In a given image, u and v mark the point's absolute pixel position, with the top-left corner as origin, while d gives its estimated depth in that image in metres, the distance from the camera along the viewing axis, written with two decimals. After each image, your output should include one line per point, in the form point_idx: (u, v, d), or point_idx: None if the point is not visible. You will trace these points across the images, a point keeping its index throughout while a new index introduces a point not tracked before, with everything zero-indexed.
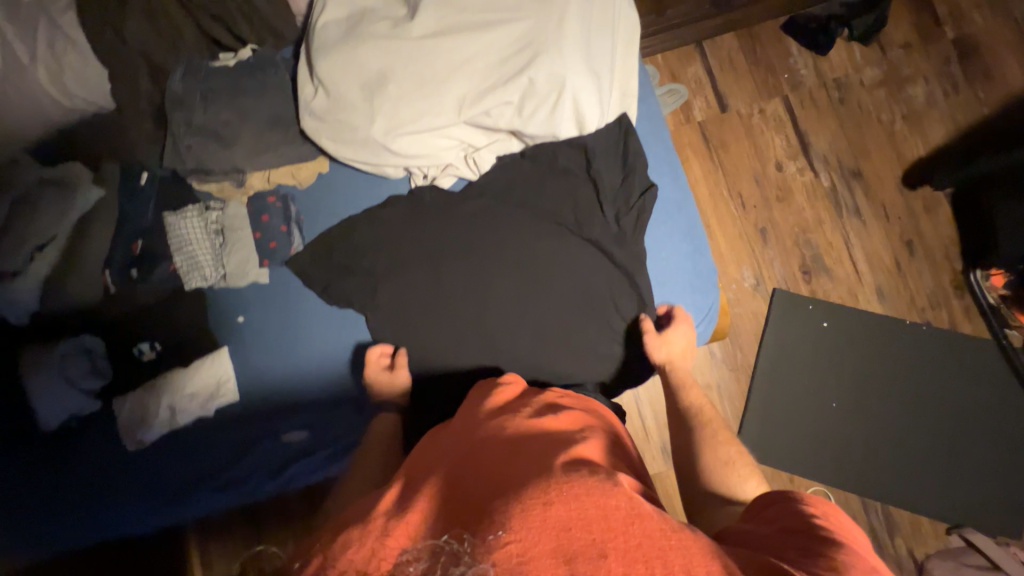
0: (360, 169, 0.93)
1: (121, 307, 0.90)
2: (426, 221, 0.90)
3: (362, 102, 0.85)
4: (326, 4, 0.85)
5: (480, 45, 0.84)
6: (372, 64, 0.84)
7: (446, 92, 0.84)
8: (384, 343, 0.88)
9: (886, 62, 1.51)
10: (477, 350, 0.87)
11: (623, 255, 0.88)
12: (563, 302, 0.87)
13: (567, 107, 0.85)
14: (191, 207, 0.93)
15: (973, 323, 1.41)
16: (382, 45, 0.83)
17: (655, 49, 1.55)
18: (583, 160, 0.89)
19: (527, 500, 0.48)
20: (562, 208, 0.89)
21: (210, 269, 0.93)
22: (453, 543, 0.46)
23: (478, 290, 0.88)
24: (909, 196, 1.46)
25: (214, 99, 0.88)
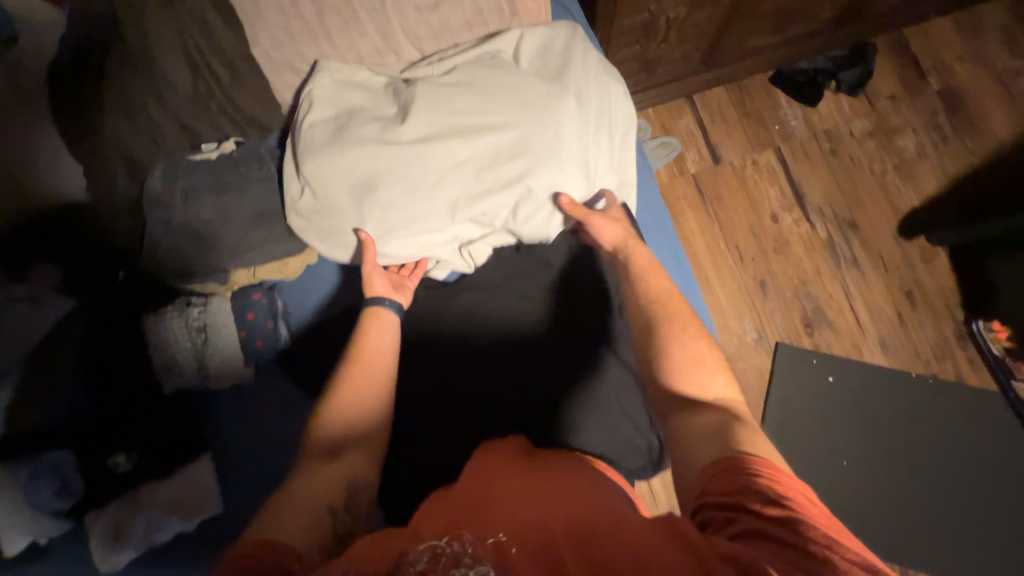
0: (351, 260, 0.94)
1: (95, 420, 0.83)
2: (423, 307, 0.91)
3: (352, 203, 0.85)
4: (314, 106, 0.85)
5: (473, 150, 0.84)
6: (365, 167, 0.83)
7: (439, 195, 0.84)
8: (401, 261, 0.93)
9: (875, 113, 1.52)
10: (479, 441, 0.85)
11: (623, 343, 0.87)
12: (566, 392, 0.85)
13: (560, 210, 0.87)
14: (172, 305, 0.87)
15: (980, 375, 1.39)
16: (374, 148, 0.83)
17: (646, 104, 1.54)
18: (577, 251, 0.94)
19: (528, 523, 0.52)
20: (557, 293, 0.91)
21: (190, 372, 0.87)
22: (454, 544, 0.48)
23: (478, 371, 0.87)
24: (907, 246, 1.46)
25: (195, 198, 0.86)
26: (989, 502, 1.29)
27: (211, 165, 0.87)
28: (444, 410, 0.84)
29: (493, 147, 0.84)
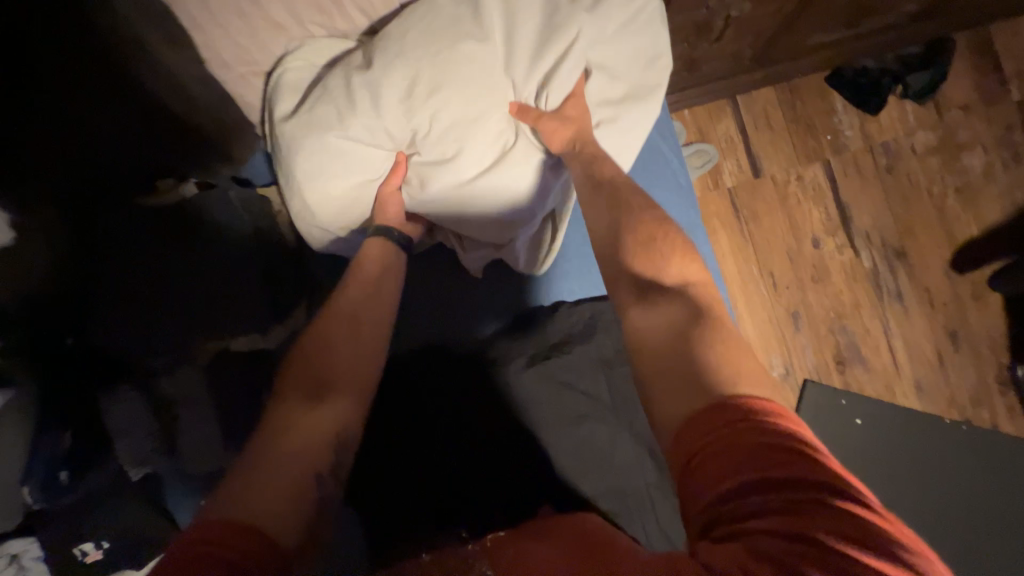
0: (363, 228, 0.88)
1: (54, 514, 0.73)
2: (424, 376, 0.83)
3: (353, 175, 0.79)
4: (283, 79, 0.75)
5: (469, 100, 0.74)
6: (358, 148, 0.77)
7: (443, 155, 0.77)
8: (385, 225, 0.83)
9: (942, 125, 1.34)
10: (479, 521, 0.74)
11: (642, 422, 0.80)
12: (579, 464, 0.78)
13: None
14: (126, 384, 0.73)
15: (1016, 423, 1.31)
16: (360, 117, 0.74)
17: (683, 104, 1.34)
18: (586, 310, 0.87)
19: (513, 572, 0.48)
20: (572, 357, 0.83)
21: (154, 455, 0.75)
22: None
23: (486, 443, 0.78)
24: (958, 280, 1.33)
25: (155, 255, 0.73)
26: None
27: (178, 212, 0.75)
28: (452, 483, 0.77)
29: (495, 96, 0.75)
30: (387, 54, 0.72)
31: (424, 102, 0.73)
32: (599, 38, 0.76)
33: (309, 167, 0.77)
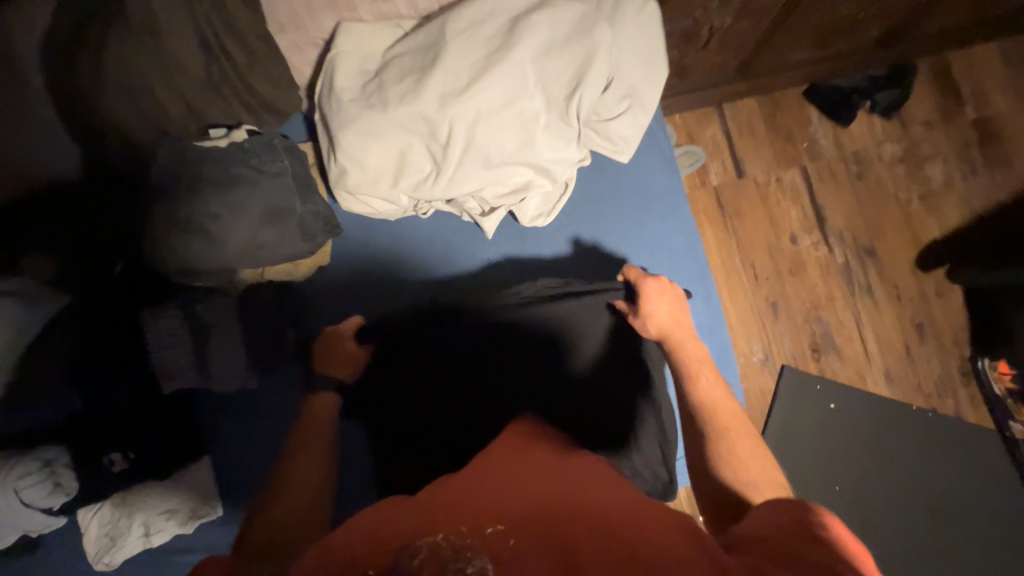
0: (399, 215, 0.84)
1: (88, 419, 0.79)
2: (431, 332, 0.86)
3: (397, 161, 0.75)
4: (335, 62, 0.72)
5: (522, 80, 0.71)
6: (402, 128, 0.72)
7: (492, 136, 0.73)
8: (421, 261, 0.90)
9: (907, 138, 1.48)
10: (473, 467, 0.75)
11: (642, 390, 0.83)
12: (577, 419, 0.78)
13: (624, 131, 0.81)
14: (170, 307, 0.80)
15: (978, 412, 1.40)
16: (410, 99, 0.70)
17: (674, 109, 1.48)
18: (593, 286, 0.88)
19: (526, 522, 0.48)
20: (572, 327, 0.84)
21: (189, 372, 0.82)
22: (453, 539, 0.46)
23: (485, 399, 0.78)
24: (922, 278, 1.44)
25: (202, 190, 0.78)
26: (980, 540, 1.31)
27: (225, 155, 0.80)
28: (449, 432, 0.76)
29: (552, 76, 0.72)
30: (444, 39, 0.70)
31: (476, 82, 0.69)
32: (648, 29, 0.76)
33: (353, 154, 0.73)
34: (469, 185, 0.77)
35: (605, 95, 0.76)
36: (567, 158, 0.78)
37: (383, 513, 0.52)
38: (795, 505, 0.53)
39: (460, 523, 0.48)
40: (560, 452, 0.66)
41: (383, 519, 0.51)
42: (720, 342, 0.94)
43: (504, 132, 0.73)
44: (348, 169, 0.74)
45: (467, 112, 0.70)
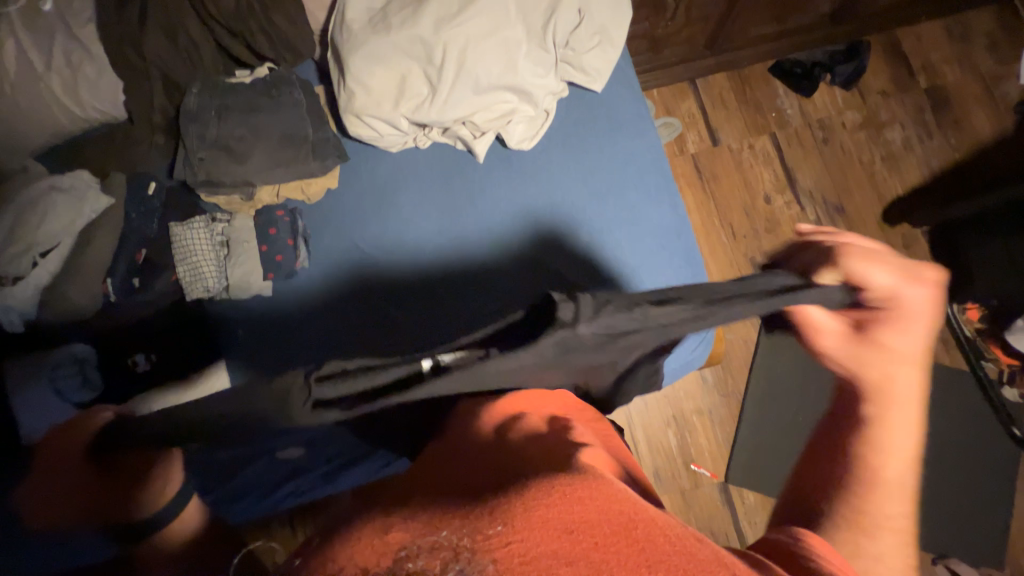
0: (397, 142, 0.95)
1: (120, 318, 0.89)
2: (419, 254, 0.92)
3: (397, 83, 0.87)
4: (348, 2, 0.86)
5: (504, 11, 0.85)
6: (402, 53, 0.85)
7: (478, 59, 0.86)
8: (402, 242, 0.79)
9: (866, 106, 1.62)
10: None
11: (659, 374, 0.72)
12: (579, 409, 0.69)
13: (594, 64, 0.94)
14: (197, 218, 0.92)
15: (951, 356, 1.47)
16: (409, 27, 0.84)
17: (651, 84, 1.62)
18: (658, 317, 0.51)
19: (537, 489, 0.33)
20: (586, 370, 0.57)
21: (214, 279, 0.91)
22: (453, 534, 0.30)
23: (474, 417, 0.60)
24: (890, 232, 1.54)
25: (228, 116, 0.90)
26: (950, 472, 1.39)
27: (248, 88, 0.92)
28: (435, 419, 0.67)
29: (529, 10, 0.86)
30: None
31: (465, 11, 0.84)
32: None
33: (360, 77, 0.86)
34: (459, 107, 0.89)
35: (577, 30, 0.91)
36: (544, 84, 0.91)
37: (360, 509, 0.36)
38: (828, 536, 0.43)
39: (465, 510, 0.33)
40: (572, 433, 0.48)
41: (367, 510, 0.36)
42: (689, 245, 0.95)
43: (491, 57, 0.86)
44: (356, 92, 0.87)
45: (459, 38, 0.84)
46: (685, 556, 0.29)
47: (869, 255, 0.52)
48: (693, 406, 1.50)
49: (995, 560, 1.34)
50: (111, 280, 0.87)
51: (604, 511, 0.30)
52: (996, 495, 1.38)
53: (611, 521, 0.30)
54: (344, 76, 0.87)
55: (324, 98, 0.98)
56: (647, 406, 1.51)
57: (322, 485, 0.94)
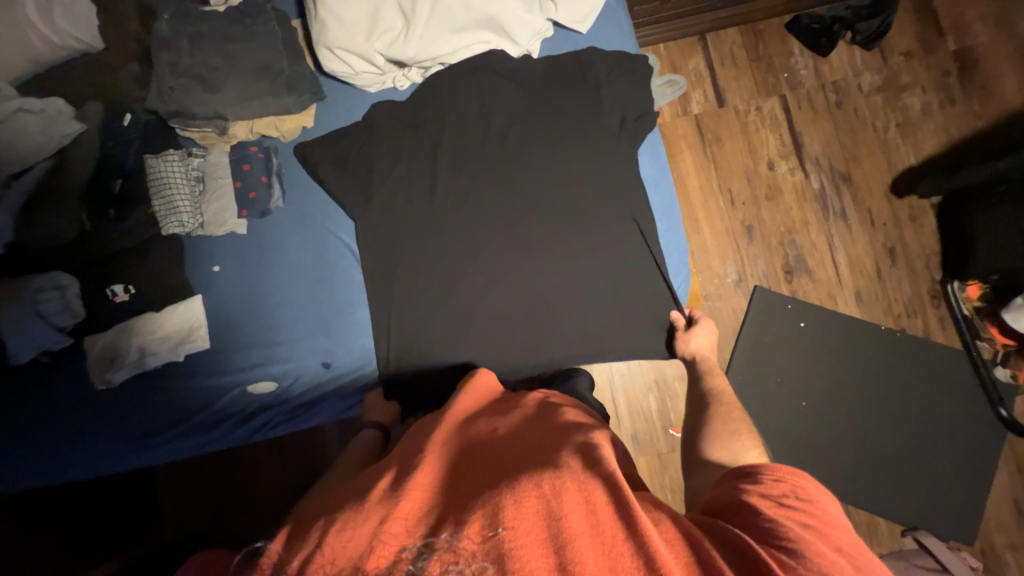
0: (372, 79, 0.90)
1: (93, 245, 0.91)
2: (399, 196, 0.90)
3: (370, 13, 0.84)
4: None
5: None
6: None
7: None
8: (361, 140, 0.91)
9: (886, 68, 1.52)
10: (455, 260, 0.89)
11: (575, 184, 0.88)
12: (525, 225, 0.88)
13: None
14: (172, 151, 0.92)
15: (948, 334, 1.43)
16: None
17: (657, 39, 1.55)
18: (512, 73, 0.90)
19: (521, 494, 0.53)
20: (472, 128, 0.89)
21: (188, 215, 0.93)
22: (452, 539, 0.49)
23: (438, 209, 0.89)
24: (897, 204, 1.48)
25: (202, 44, 0.88)
26: (930, 448, 1.38)
27: (221, 18, 0.89)
28: (413, 236, 0.89)
29: None
30: None
31: None
32: None
33: (332, 5, 0.83)
34: (432, 40, 0.86)
35: None
36: (522, 19, 0.87)
37: (385, 496, 0.56)
38: (727, 498, 0.59)
39: (453, 518, 0.52)
40: (535, 432, 0.68)
41: (376, 502, 0.55)
42: (667, 196, 0.94)
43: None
44: (328, 22, 0.84)
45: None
46: (605, 536, 0.49)
47: (611, 73, 0.89)
48: (676, 372, 1.50)
49: (967, 535, 1.35)
50: (86, 210, 0.90)
51: (591, 534, 0.49)
52: (978, 474, 1.37)
53: (559, 519, 0.49)
54: (316, 4, 0.84)
55: (302, 34, 0.95)
56: (630, 368, 1.51)
57: (293, 419, 0.95)
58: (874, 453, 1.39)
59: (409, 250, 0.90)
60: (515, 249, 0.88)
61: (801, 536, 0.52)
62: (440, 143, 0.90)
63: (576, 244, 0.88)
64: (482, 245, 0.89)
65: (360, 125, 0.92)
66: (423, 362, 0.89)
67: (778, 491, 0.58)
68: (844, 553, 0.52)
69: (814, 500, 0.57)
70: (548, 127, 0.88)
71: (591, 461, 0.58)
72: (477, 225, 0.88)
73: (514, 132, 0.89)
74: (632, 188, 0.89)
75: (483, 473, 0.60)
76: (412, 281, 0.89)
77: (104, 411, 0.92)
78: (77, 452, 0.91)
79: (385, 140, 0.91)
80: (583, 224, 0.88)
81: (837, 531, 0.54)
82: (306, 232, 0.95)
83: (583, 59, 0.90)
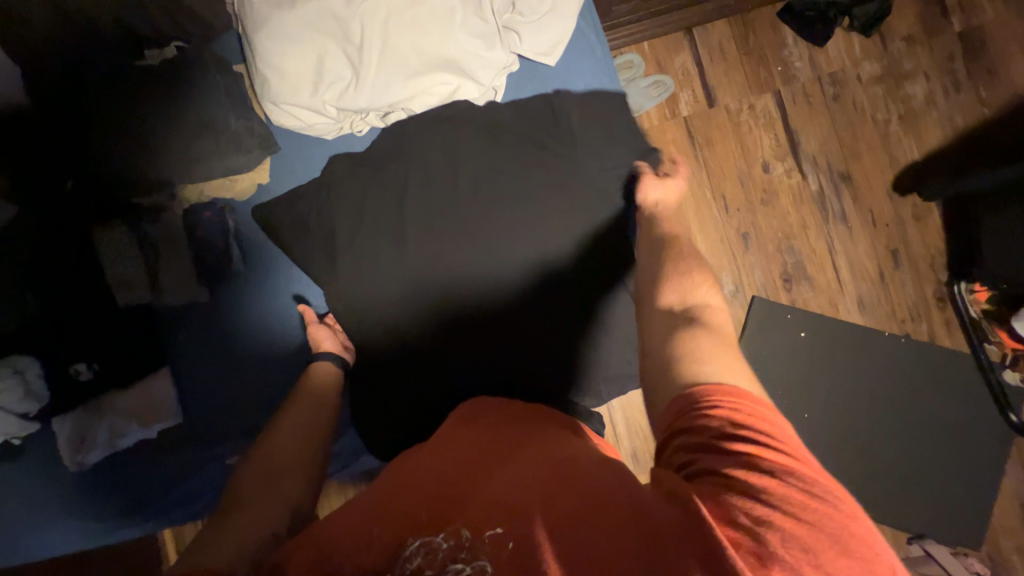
0: (328, 130, 0.84)
1: (46, 326, 0.85)
2: (358, 256, 0.83)
3: (315, 62, 0.78)
4: None
5: None
6: (317, 27, 0.77)
7: (402, 32, 0.77)
8: (318, 199, 0.85)
9: (887, 55, 1.42)
10: (427, 319, 0.82)
11: (551, 233, 0.81)
12: (504, 280, 0.82)
13: (544, 27, 0.82)
14: (120, 220, 0.86)
15: (953, 336, 1.38)
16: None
17: (639, 37, 1.45)
18: (478, 112, 0.83)
19: (520, 500, 0.51)
20: (438, 177, 0.82)
21: (143, 287, 0.87)
22: (449, 540, 0.48)
23: (406, 269, 0.82)
24: (899, 202, 1.41)
25: (136, 106, 0.81)
26: (936, 455, 1.35)
27: (154, 72, 0.82)
28: (379, 299, 0.83)
29: None
30: None
31: None
32: None
33: (273, 59, 0.77)
34: (386, 85, 0.79)
35: None
36: (481, 56, 0.80)
37: (388, 510, 0.55)
38: (680, 425, 0.51)
39: (453, 518, 0.51)
40: (539, 431, 0.65)
41: (379, 514, 0.54)
42: None
43: (419, 30, 0.77)
44: (270, 76, 0.78)
45: (380, 12, 0.76)
46: (604, 523, 0.46)
47: (583, 111, 0.84)
48: None
49: (975, 541, 1.33)
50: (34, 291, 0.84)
51: (589, 527, 0.46)
52: (986, 479, 1.34)
53: (556, 520, 0.47)
54: (255, 57, 0.78)
55: (248, 81, 0.89)
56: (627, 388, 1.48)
57: None
58: (879, 462, 1.36)
59: (375, 311, 0.83)
60: (493, 306, 0.82)
61: (753, 479, 0.44)
62: (404, 191, 0.82)
63: (556, 300, 0.82)
64: (458, 306, 0.82)
65: (313, 185, 0.86)
66: (400, 426, 0.85)
67: (728, 424, 0.48)
68: (791, 478, 0.43)
69: (761, 429, 0.47)
70: (518, 170, 0.81)
71: (598, 463, 0.56)
72: (447, 280, 0.81)
73: (482, 176, 0.81)
74: (615, 231, 0.84)
75: (484, 473, 0.58)
76: (382, 346, 0.84)
77: (80, 491, 0.89)
78: (56, 530, 0.89)
79: (339, 201, 0.84)
80: (563, 277, 0.82)
81: (778, 453, 0.45)
82: (269, 294, 0.90)
83: (551, 97, 0.85)
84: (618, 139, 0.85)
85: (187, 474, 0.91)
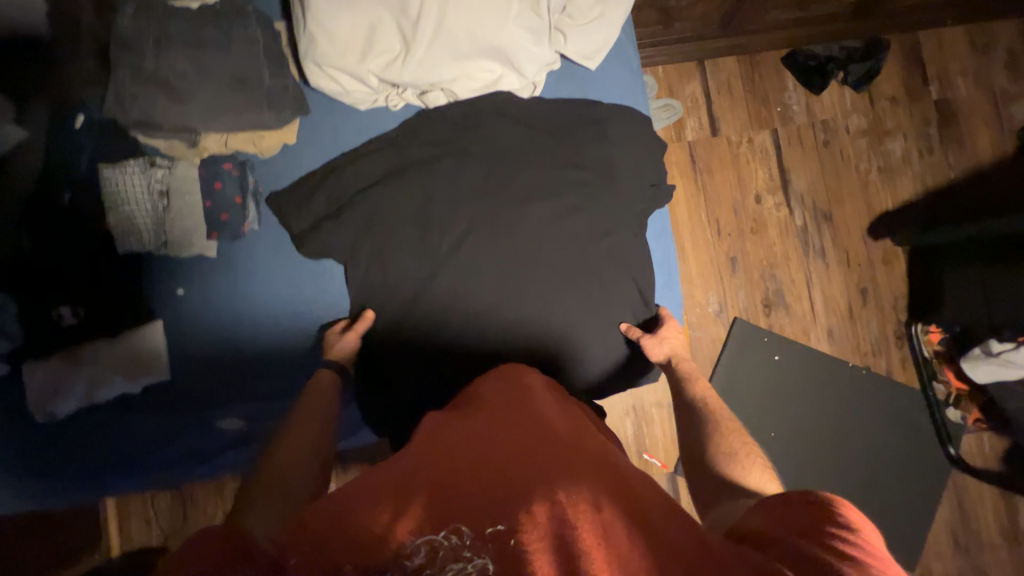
0: (365, 99, 0.86)
1: (37, 265, 0.81)
2: (377, 228, 0.81)
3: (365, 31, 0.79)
4: None
5: None
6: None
7: (458, 16, 0.79)
8: (347, 168, 0.84)
9: (873, 112, 1.55)
10: (443, 299, 0.81)
11: (575, 229, 0.84)
12: (525, 270, 0.82)
13: (589, 34, 0.87)
14: (133, 161, 0.83)
15: (908, 373, 1.51)
16: None
17: (656, 61, 1.52)
18: (518, 105, 0.86)
19: (533, 502, 0.50)
20: (472, 163, 0.83)
21: (149, 235, 0.83)
22: (452, 538, 0.46)
23: (427, 248, 0.81)
24: (872, 246, 1.54)
25: (168, 47, 0.79)
26: (885, 482, 1.46)
27: (195, 17, 0.81)
28: (397, 274, 0.82)
29: None
30: None
31: None
32: None
33: (324, 21, 0.78)
34: (432, 64, 0.81)
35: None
36: (528, 50, 0.83)
37: (390, 496, 0.52)
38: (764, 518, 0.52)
39: (457, 512, 0.49)
40: (550, 425, 0.64)
41: (379, 500, 0.52)
42: (666, 248, 0.99)
43: (474, 16, 0.79)
44: (317, 38, 0.79)
45: None
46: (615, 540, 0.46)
47: (616, 116, 0.89)
48: (655, 398, 1.51)
49: (912, 564, 1.44)
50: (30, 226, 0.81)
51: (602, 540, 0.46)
52: (925, 506, 1.46)
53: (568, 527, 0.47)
54: (304, 16, 0.78)
55: (286, 38, 0.88)
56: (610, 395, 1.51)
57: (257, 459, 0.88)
58: (835, 484, 1.45)
59: (392, 288, 0.82)
60: (510, 293, 0.81)
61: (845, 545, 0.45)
62: (432, 172, 0.82)
63: (576, 296, 0.84)
64: (476, 290, 0.81)
65: (347, 161, 0.85)
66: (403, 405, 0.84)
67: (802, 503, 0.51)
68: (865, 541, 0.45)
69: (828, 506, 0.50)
70: (550, 166, 0.84)
71: (610, 475, 0.56)
72: (467, 261, 0.81)
73: (513, 167, 0.83)
74: (634, 233, 0.88)
75: (492, 463, 0.56)
76: (394, 322, 0.82)
77: (43, 445, 0.83)
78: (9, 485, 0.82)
79: (376, 182, 0.83)
80: (583, 273, 0.84)
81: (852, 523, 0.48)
82: (280, 255, 0.88)
83: (587, 100, 0.89)
84: (646, 148, 0.90)
85: (162, 436, 0.86)
